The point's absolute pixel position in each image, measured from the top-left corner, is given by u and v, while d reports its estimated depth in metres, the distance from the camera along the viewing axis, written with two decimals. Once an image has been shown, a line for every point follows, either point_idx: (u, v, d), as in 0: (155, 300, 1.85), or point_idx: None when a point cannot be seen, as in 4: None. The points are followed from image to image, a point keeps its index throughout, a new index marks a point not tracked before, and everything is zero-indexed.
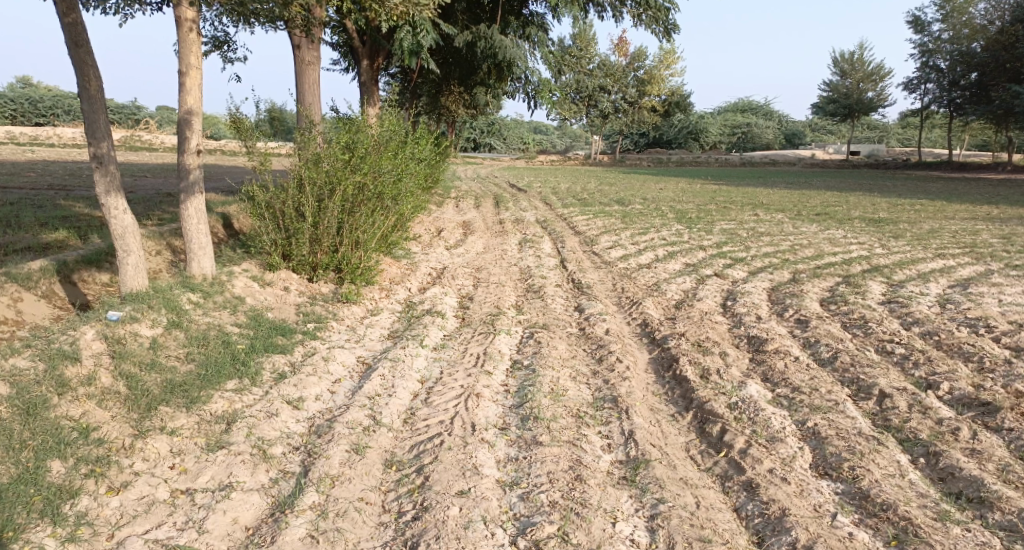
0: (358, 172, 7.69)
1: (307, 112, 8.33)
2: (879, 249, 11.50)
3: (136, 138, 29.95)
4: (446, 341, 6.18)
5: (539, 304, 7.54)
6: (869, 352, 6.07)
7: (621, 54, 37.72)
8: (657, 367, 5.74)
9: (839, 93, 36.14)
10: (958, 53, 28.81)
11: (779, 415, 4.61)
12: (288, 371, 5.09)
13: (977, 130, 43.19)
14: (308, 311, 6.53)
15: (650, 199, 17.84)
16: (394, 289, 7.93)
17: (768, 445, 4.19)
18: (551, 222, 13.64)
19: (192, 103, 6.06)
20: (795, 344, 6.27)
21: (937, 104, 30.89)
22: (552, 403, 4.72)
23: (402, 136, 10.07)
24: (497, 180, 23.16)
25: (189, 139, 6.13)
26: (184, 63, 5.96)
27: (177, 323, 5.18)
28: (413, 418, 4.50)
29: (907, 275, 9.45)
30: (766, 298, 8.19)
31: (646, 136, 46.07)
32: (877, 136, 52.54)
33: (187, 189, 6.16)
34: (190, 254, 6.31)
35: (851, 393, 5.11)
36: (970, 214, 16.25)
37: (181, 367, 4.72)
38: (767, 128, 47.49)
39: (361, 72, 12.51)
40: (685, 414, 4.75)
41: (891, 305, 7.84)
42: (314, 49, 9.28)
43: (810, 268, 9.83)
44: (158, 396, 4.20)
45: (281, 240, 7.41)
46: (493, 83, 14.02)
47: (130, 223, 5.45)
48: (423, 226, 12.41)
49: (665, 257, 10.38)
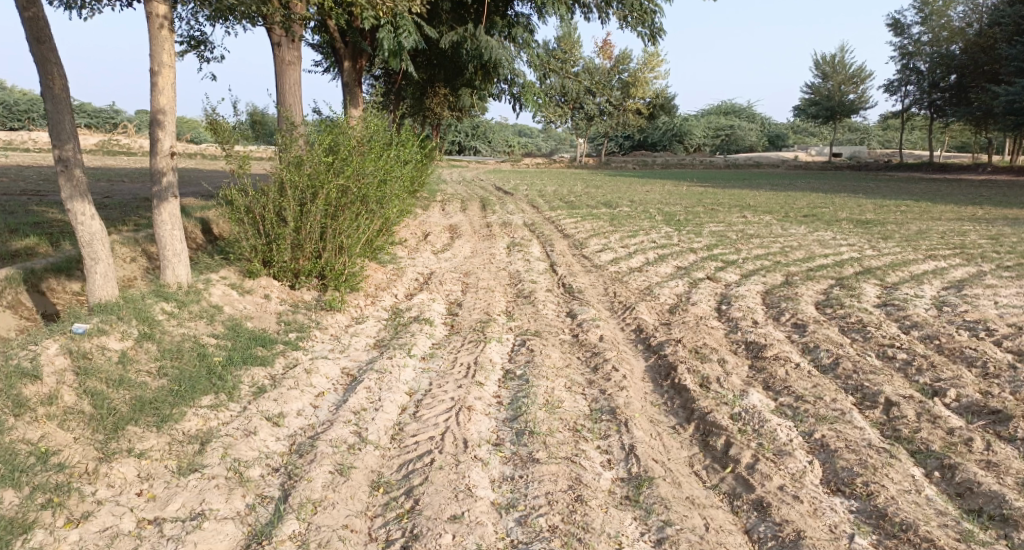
0: (341, 175, 7.44)
1: (288, 113, 8.05)
2: (870, 250, 11.40)
3: (114, 142, 29.40)
4: (434, 350, 5.92)
5: (530, 309, 7.31)
6: (870, 358, 5.90)
7: (604, 57, 37.70)
8: (654, 375, 5.53)
9: (820, 95, 36.32)
10: (938, 56, 28.64)
11: (784, 426, 4.42)
12: (268, 385, 4.83)
13: (957, 131, 43.55)
14: (290, 320, 6.27)
15: (638, 201, 17.70)
16: (380, 296, 7.67)
17: (776, 459, 3.99)
18: (539, 225, 13.42)
19: (164, 103, 5.77)
20: (794, 350, 6.09)
21: (918, 106, 31.12)
22: (547, 416, 4.49)
23: (386, 138, 9.81)
24: (482, 183, 22.94)
25: (162, 140, 5.84)
26: (155, 61, 5.67)
27: (149, 334, 4.90)
28: (401, 434, 4.25)
29: (900, 277, 9.32)
30: (760, 302, 8.02)
31: (631, 139, 46.03)
32: (859, 137, 52.90)
33: (160, 194, 5.87)
34: (164, 261, 6.01)
35: (856, 401, 4.92)
36: (956, 215, 16.26)
37: (153, 383, 4.44)
38: (750, 131, 47.76)
39: (343, 73, 12.20)
40: (686, 426, 4.54)
41: (888, 308, 7.69)
42: (295, 49, 8.99)
43: (803, 270, 9.68)
44: (126, 414, 3.92)
45: (262, 246, 7.12)
46: (478, 85, 13.77)
47: (98, 229, 5.16)
48: (408, 229, 12.14)
49: (655, 260, 10.19)
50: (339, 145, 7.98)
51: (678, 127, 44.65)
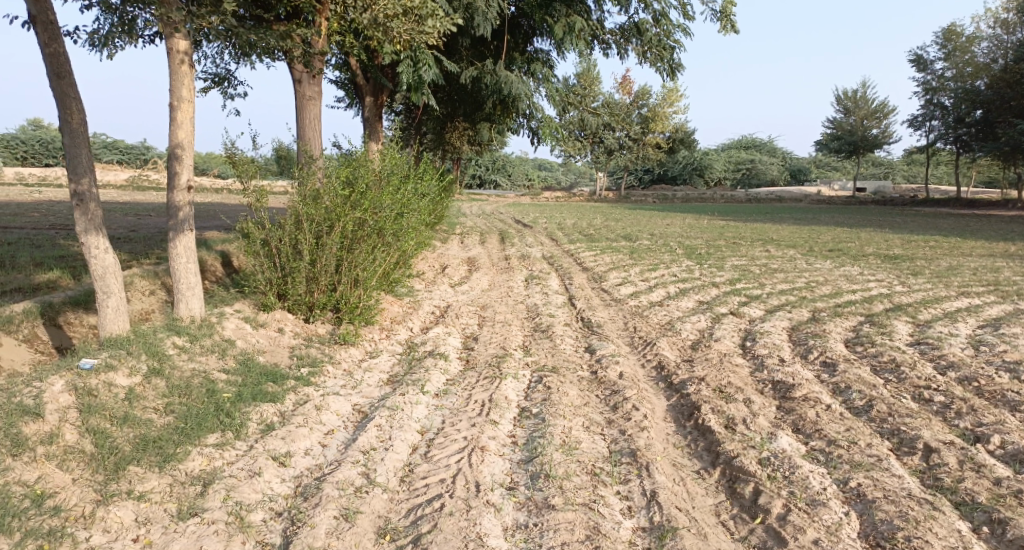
0: (358, 208, 7.38)
1: (306, 147, 8.04)
2: (899, 286, 11.10)
3: (143, 178, 29.96)
4: (449, 387, 5.74)
5: (548, 344, 7.13)
6: (906, 400, 5.64)
7: (624, 92, 37.89)
8: (677, 415, 5.30)
9: (843, 130, 36.09)
10: (963, 91, 28.26)
11: (817, 473, 4.18)
12: (277, 422, 4.69)
13: (984, 166, 42.97)
14: (303, 354, 6.15)
15: (658, 235, 17.53)
16: (395, 329, 7.54)
17: (810, 509, 3.74)
18: (558, 258, 13.29)
19: (183, 137, 5.74)
20: (825, 391, 5.84)
21: (942, 141, 30.79)
22: (565, 458, 4.29)
23: (405, 171, 9.78)
24: (501, 216, 22.90)
25: (179, 174, 5.81)
26: (175, 96, 5.66)
27: (158, 370, 4.79)
28: (410, 476, 4.06)
29: (933, 314, 9.02)
30: (787, 338, 7.76)
31: (651, 173, 46.01)
32: (883, 172, 52.43)
33: (176, 227, 5.81)
34: (177, 295, 5.93)
35: (893, 447, 4.68)
36: (987, 251, 15.85)
37: (159, 420, 4.31)
38: (771, 165, 47.59)
39: (364, 108, 12.27)
40: (712, 471, 4.30)
41: (921, 347, 7.41)
42: (315, 84, 9.03)
43: (830, 306, 9.41)
44: (128, 454, 3.79)
45: (277, 279, 7.04)
46: (498, 119, 13.78)
47: (111, 263, 5.09)
48: (427, 262, 12.07)
49: (677, 294, 9.97)
50: (357, 179, 7.94)
51: (698, 161, 44.59)
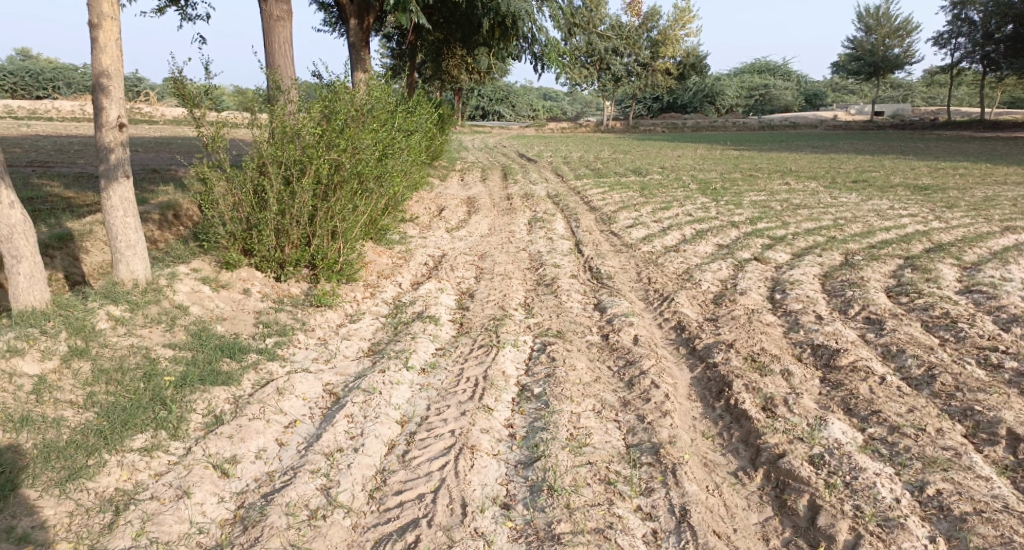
0: (333, 149, 6.42)
1: (273, 74, 6.98)
2: (936, 222, 10.11)
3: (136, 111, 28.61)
4: (437, 359, 4.93)
5: (552, 302, 6.28)
6: (971, 367, 4.82)
7: (633, 14, 35.69)
8: (703, 393, 4.49)
9: (863, 50, 34.02)
10: (995, 5, 26.42)
11: (884, 474, 3.44)
12: (228, 413, 3.91)
13: (1010, 85, 40.72)
14: (270, 321, 5.33)
15: (670, 168, 16.45)
16: (381, 286, 6.68)
17: (884, 534, 3.07)
18: (563, 196, 12.32)
19: (108, 63, 4.77)
20: (874, 356, 5.02)
21: (969, 61, 28.89)
22: (573, 461, 3.51)
23: (391, 104, 8.73)
24: (505, 150, 21.69)
25: (107, 109, 4.84)
26: (94, 13, 4.67)
27: (81, 351, 4.03)
28: (382, 490, 3.32)
29: (980, 255, 8.07)
30: (819, 288, 6.87)
31: (661, 101, 44.06)
32: (903, 94, 49.97)
33: (108, 174, 4.88)
34: (115, 255, 5.02)
35: (967, 432, 3.91)
36: (1022, 178, 14.74)
37: (74, 418, 3.57)
38: (786, 89, 45.36)
39: (349, 33, 11.05)
40: (753, 473, 3.56)
41: (974, 296, 6.52)
42: (284, 2, 7.89)
43: (864, 248, 8.45)
44: (21, 474, 3.11)
45: (241, 231, 6.09)
46: (498, 44, 12.51)
47: (20, 220, 4.19)
48: (422, 204, 11.13)
49: (693, 237, 9.04)
50: (333, 115, 6.94)
51: (710, 87, 42.55)
